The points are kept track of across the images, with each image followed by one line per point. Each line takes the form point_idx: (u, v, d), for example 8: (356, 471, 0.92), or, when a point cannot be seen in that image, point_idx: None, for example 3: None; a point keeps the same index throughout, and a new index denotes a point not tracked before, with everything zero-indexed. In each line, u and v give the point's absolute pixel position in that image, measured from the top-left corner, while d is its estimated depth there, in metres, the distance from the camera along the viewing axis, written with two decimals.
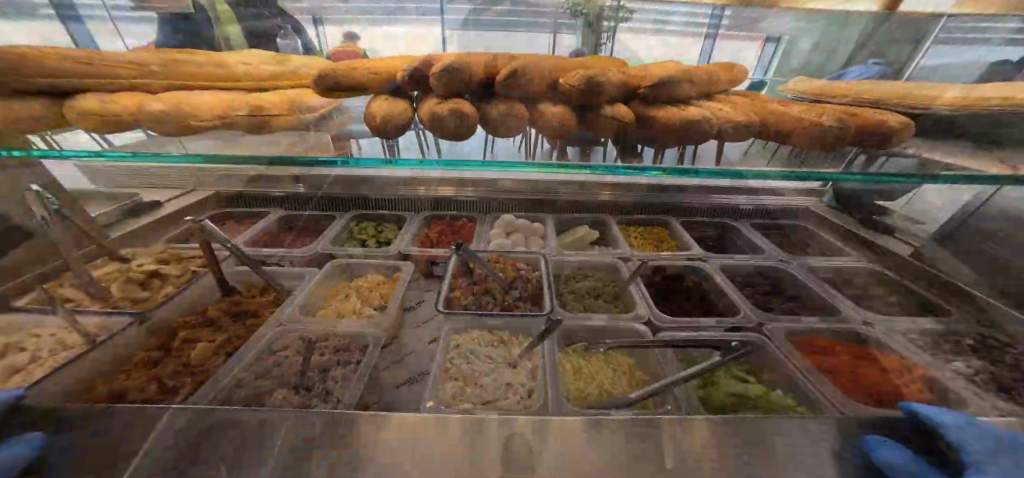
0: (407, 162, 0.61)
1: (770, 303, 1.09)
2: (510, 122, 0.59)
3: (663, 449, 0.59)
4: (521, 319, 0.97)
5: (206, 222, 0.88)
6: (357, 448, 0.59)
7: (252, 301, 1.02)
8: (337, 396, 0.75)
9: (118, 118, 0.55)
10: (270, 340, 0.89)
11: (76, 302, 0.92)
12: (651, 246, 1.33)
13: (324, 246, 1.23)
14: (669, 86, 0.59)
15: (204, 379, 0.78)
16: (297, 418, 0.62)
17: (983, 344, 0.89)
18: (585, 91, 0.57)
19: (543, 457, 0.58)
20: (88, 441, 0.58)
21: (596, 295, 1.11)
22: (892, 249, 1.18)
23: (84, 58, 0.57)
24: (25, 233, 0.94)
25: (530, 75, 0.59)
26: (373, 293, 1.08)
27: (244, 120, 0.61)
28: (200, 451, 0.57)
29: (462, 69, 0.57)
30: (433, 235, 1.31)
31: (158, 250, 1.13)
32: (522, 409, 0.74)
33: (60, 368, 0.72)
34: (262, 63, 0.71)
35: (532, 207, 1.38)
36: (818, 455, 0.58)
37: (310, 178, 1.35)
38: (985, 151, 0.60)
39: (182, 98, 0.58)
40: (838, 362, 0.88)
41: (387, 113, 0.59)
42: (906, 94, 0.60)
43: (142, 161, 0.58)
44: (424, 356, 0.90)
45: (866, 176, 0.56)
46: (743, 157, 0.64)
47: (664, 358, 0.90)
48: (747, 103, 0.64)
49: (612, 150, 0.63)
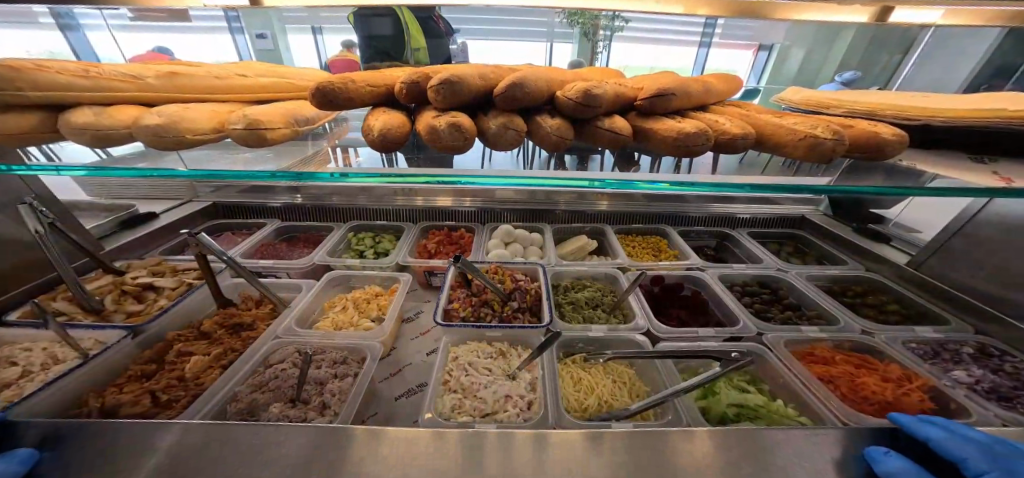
0: (406, 174, 0.60)
1: (770, 312, 1.08)
2: (510, 135, 0.57)
3: (666, 462, 0.58)
4: (521, 330, 0.96)
5: (201, 234, 0.85)
6: (356, 462, 0.58)
7: (248, 313, 1.01)
8: (334, 409, 0.74)
9: (113, 131, 0.54)
10: (266, 352, 0.88)
11: (69, 316, 0.91)
12: (649, 256, 1.31)
13: (322, 256, 1.22)
14: (667, 98, 0.60)
15: (199, 393, 0.77)
16: (295, 433, 0.61)
17: (981, 352, 0.90)
18: (584, 104, 0.56)
19: (546, 471, 0.57)
20: (80, 459, 0.57)
21: (595, 305, 1.08)
22: (890, 257, 1.18)
23: (81, 71, 0.57)
24: (19, 246, 0.93)
25: (530, 87, 0.57)
26: (371, 305, 1.06)
27: (240, 132, 0.56)
28: (196, 467, 0.56)
29: (460, 82, 0.56)
30: (432, 245, 1.29)
31: (153, 262, 1.12)
32: (523, 421, 0.73)
33: (52, 383, 0.71)
34: (261, 76, 0.71)
35: (531, 217, 1.39)
36: (821, 466, 0.58)
37: (308, 189, 1.35)
38: (978, 162, 0.60)
39: (176, 111, 0.56)
40: (838, 370, 0.88)
41: (383, 126, 0.58)
42: (900, 106, 0.61)
43: (137, 174, 0.57)
44: (425, 368, 0.92)
45: (867, 187, 0.56)
46: (740, 169, 0.65)
47: (665, 367, 0.91)
48: (742, 115, 0.65)
49: (609, 161, 0.66)
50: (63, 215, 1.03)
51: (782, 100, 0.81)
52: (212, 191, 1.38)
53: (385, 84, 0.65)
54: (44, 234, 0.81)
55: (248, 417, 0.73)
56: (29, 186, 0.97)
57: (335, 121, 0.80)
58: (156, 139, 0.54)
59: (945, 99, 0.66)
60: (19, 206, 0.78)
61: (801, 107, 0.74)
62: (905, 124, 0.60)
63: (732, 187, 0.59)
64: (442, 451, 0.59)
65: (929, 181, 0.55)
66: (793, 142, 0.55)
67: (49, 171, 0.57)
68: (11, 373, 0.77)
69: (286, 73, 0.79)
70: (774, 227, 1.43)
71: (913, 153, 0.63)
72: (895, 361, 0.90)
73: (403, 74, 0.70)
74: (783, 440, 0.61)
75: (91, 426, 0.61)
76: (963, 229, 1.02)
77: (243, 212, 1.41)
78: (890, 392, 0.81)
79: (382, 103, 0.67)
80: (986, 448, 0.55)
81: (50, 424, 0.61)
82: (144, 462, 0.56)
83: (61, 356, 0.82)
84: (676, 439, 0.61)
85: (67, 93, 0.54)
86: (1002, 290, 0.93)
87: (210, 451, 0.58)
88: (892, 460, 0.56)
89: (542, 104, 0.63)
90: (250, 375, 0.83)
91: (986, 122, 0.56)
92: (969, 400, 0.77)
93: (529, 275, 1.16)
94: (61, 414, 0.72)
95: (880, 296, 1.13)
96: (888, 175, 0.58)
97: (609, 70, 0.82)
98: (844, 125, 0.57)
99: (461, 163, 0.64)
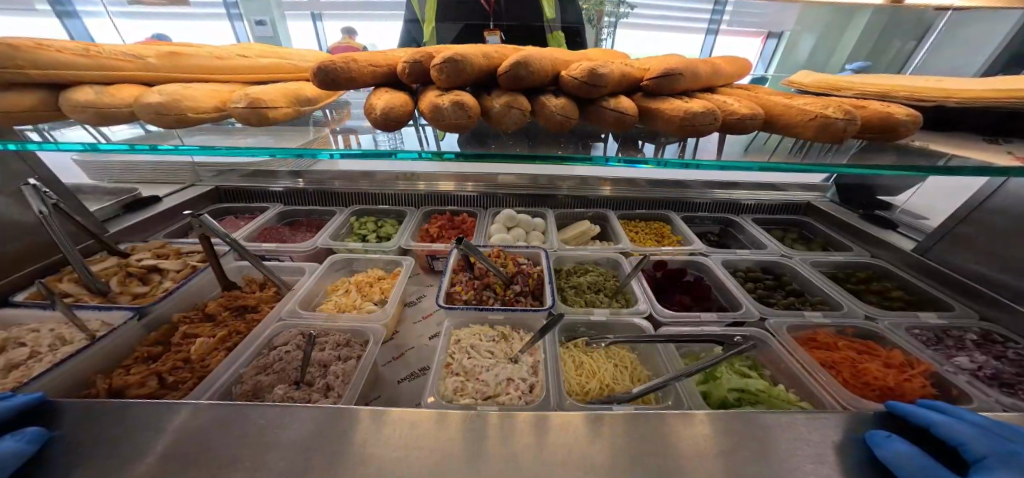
0: (407, 154, 0.59)
1: (772, 298, 1.09)
2: (513, 115, 0.56)
3: (664, 441, 0.59)
4: (521, 315, 0.95)
5: (202, 216, 0.84)
6: (359, 441, 0.59)
7: (252, 296, 1.02)
8: (337, 391, 0.75)
9: (116, 110, 0.53)
10: (269, 334, 0.89)
11: (75, 298, 0.91)
12: (651, 242, 1.30)
13: (324, 240, 1.23)
14: (673, 79, 0.58)
15: (204, 374, 0.79)
16: (299, 414, 0.62)
17: (985, 339, 0.90)
18: (589, 84, 0.55)
19: (546, 444, 0.58)
20: (89, 437, 0.58)
21: (597, 290, 1.08)
22: (896, 245, 1.18)
23: (81, 50, 0.55)
24: (24, 230, 0.93)
25: (534, 66, 0.56)
26: (373, 289, 1.06)
27: (243, 111, 0.55)
28: (202, 446, 0.57)
29: (464, 61, 0.55)
30: (433, 229, 1.28)
31: (157, 245, 1.12)
32: (524, 404, 0.74)
33: (60, 364, 0.72)
34: (261, 57, 0.71)
35: (531, 202, 1.37)
36: (822, 450, 0.58)
37: (310, 173, 1.37)
38: (993, 144, 0.59)
39: (178, 90, 0.55)
40: (840, 356, 0.88)
41: (385, 105, 0.57)
42: (913, 87, 0.59)
43: (141, 153, 0.57)
44: (426, 352, 0.93)
45: (880, 168, 0.54)
46: (747, 151, 0.63)
47: (667, 353, 0.90)
48: (752, 97, 0.63)
49: (612, 144, 0.65)
50: (67, 199, 1.03)
51: (792, 83, 0.80)
52: (214, 176, 1.38)
53: (386, 64, 0.64)
54: (48, 216, 0.81)
55: (252, 399, 0.74)
56: (30, 168, 0.97)
57: (335, 104, 0.80)
58: (158, 118, 0.53)
59: (958, 79, 0.65)
60: (24, 187, 0.77)
61: (811, 89, 0.73)
62: (918, 106, 0.59)
63: (739, 168, 0.57)
64: (442, 436, 0.59)
65: (944, 162, 0.54)
66: (804, 122, 0.53)
67: (52, 150, 0.57)
68: (20, 354, 0.78)
69: (286, 52, 0.78)
70: (777, 214, 1.43)
71: (926, 136, 0.62)
72: (896, 348, 0.90)
73: (404, 54, 0.69)
74: (782, 425, 0.61)
75: (98, 408, 0.61)
76: (968, 218, 1.01)
77: (245, 197, 1.41)
78: (892, 379, 0.81)
79: (382, 83, 0.66)
80: (987, 431, 0.55)
81: (60, 402, 0.62)
82: (152, 442, 0.57)
83: (69, 338, 0.83)
84: (676, 422, 0.62)
85: (68, 71, 0.53)
86: (1005, 277, 0.92)
87: (217, 431, 0.59)
88: (890, 443, 0.56)
89: (547, 84, 0.61)
90: (255, 357, 0.83)
91: (1002, 103, 0.54)
92: (970, 386, 0.77)
93: (530, 259, 1.15)
94: (71, 394, 0.73)
95: (885, 284, 1.12)
96: (899, 156, 0.56)
97: (610, 51, 0.81)
98: (857, 106, 0.55)
99: (464, 143, 0.63)
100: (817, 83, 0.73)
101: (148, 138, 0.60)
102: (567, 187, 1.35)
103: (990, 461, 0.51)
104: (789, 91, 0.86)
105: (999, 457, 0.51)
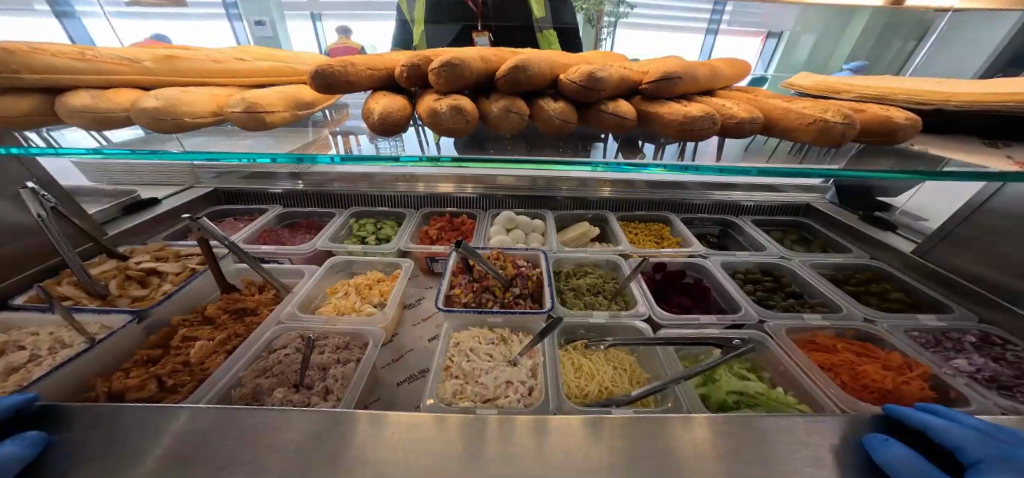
0: (407, 158, 0.59)
1: (772, 300, 1.09)
2: (511, 119, 0.56)
3: (664, 444, 0.59)
4: (520, 317, 0.95)
5: (201, 219, 0.84)
6: (357, 445, 0.59)
7: (252, 298, 1.02)
8: (337, 394, 0.75)
9: (112, 114, 0.53)
10: (269, 337, 0.89)
11: (74, 301, 0.91)
12: (651, 243, 1.30)
13: (324, 241, 1.23)
14: (672, 82, 0.58)
15: (203, 377, 0.79)
16: (299, 418, 0.62)
17: (984, 341, 0.90)
18: (587, 87, 0.55)
19: (546, 448, 0.59)
20: (89, 441, 0.58)
21: (596, 292, 1.08)
22: (895, 246, 1.18)
23: (77, 54, 0.55)
24: (22, 233, 0.93)
25: (532, 70, 0.56)
26: (372, 291, 1.06)
27: (240, 115, 0.55)
28: (201, 450, 0.57)
29: (462, 65, 0.55)
30: (433, 231, 1.28)
31: (157, 247, 1.13)
32: (524, 407, 0.74)
33: (58, 368, 0.72)
34: (260, 60, 0.71)
35: (531, 203, 1.37)
36: (820, 453, 0.58)
37: (309, 175, 1.36)
38: (993, 148, 0.59)
39: (176, 94, 0.55)
40: (839, 358, 0.88)
41: (383, 109, 0.57)
42: (912, 89, 0.59)
43: (139, 157, 0.56)
44: (425, 354, 0.93)
45: (879, 172, 0.54)
46: (746, 154, 0.63)
47: (667, 355, 0.90)
48: (751, 100, 0.63)
49: (611, 147, 0.65)
50: (66, 201, 1.02)
51: (790, 86, 0.80)
52: (213, 177, 1.38)
53: (385, 67, 0.64)
54: (46, 219, 0.81)
55: (252, 402, 0.74)
56: (31, 170, 0.97)
57: (335, 106, 0.80)
58: (155, 123, 0.53)
59: (958, 82, 0.64)
60: (21, 190, 0.78)
61: (811, 92, 0.73)
62: (918, 109, 0.59)
63: (739, 171, 0.57)
64: (441, 439, 0.60)
65: (943, 166, 0.54)
66: (803, 126, 0.53)
67: (49, 154, 0.56)
68: (19, 357, 0.78)
69: (284, 55, 0.78)
70: (776, 215, 1.43)
71: (925, 140, 0.62)
72: (896, 350, 0.91)
73: (402, 57, 0.68)
74: (781, 427, 0.61)
75: (97, 412, 0.61)
76: (970, 218, 1.00)
77: (245, 199, 1.41)
78: (891, 380, 0.81)
79: (381, 87, 0.66)
80: (985, 433, 0.55)
81: (60, 407, 0.62)
82: (151, 446, 0.57)
83: (68, 341, 0.83)
84: (675, 426, 0.62)
85: (64, 76, 0.53)
86: (1003, 278, 0.92)
87: (217, 434, 0.59)
88: (886, 444, 0.56)
89: (545, 88, 0.61)
90: (254, 360, 0.83)
91: (1000, 107, 0.54)
92: (968, 388, 0.77)
93: (530, 261, 1.15)
94: (69, 398, 0.73)
95: (884, 286, 1.12)
96: (897, 161, 0.57)
97: (608, 54, 0.81)
98: (855, 110, 0.55)
99: (463, 147, 0.63)
100: (816, 85, 0.73)
101: (146, 142, 0.60)
102: (567, 188, 1.34)
103: (988, 463, 0.51)
104: (788, 93, 0.86)
105: (997, 459, 0.51)
